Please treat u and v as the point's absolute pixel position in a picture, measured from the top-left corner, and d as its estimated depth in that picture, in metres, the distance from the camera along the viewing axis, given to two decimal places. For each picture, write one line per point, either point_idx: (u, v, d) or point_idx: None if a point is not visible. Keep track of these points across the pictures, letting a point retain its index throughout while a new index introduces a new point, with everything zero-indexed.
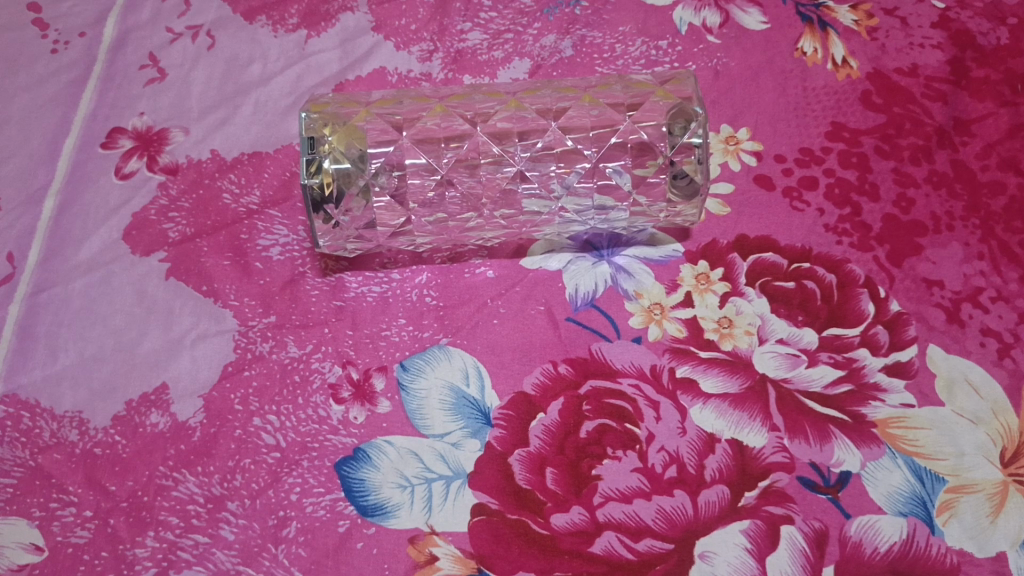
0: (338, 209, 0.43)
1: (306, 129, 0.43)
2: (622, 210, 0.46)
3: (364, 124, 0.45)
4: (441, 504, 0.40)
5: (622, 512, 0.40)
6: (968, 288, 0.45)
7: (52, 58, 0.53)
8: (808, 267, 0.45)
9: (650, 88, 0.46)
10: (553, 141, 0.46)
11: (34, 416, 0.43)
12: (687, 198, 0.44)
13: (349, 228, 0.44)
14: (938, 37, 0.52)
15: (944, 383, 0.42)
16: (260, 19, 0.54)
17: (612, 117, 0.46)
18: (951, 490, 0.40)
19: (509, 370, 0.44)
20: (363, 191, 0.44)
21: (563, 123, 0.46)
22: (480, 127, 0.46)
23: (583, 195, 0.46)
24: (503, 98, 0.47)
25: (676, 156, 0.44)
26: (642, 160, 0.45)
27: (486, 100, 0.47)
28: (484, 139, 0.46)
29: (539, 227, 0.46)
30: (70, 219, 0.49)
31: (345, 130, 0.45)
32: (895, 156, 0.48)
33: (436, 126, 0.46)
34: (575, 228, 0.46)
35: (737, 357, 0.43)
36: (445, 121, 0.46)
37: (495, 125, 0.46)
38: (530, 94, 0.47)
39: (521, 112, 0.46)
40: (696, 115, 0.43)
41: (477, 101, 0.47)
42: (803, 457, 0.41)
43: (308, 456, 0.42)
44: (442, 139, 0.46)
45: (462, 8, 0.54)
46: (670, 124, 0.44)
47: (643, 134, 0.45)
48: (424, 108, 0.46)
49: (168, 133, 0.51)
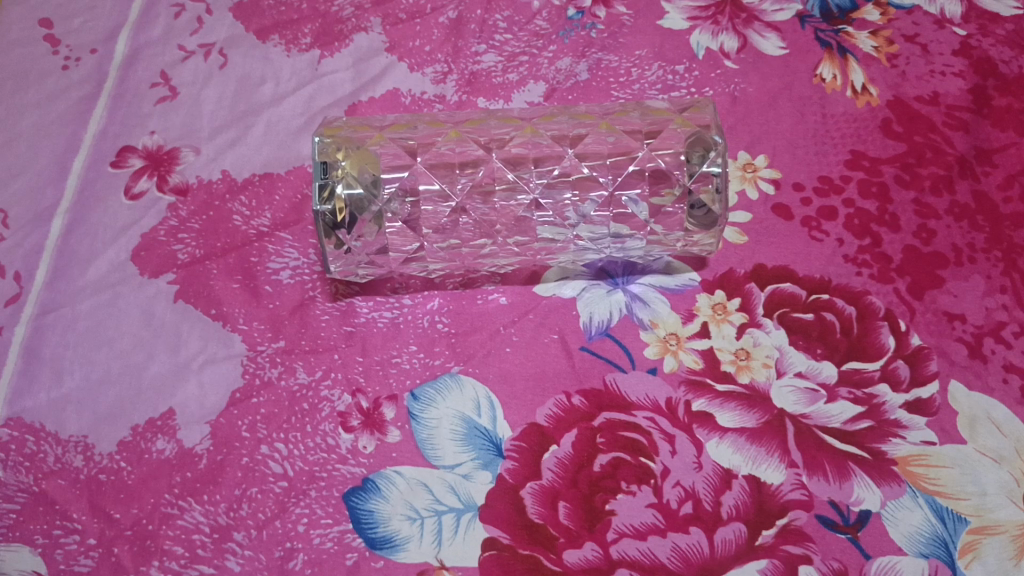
0: (351, 233, 0.43)
1: (320, 155, 0.43)
2: (637, 237, 0.45)
3: (377, 147, 0.45)
4: (451, 537, 0.40)
5: (636, 549, 0.39)
6: (991, 322, 0.44)
7: (63, 75, 0.53)
8: (827, 298, 0.44)
9: (671, 117, 0.45)
10: (569, 167, 0.45)
11: (38, 441, 0.43)
12: (708, 230, 0.43)
13: (359, 252, 0.44)
14: (959, 64, 0.51)
15: (966, 420, 0.41)
16: (272, 38, 0.53)
17: (630, 144, 0.45)
18: (972, 532, 0.39)
19: (521, 400, 0.43)
20: (377, 221, 0.44)
21: (580, 148, 0.45)
22: (497, 153, 0.45)
23: (600, 223, 0.45)
24: (518, 123, 0.46)
25: (698, 185, 0.43)
26: (660, 188, 0.45)
27: (502, 125, 0.46)
28: (501, 164, 0.45)
29: (552, 254, 0.45)
30: (78, 239, 0.48)
31: (358, 155, 0.44)
32: (916, 185, 0.47)
33: (450, 152, 0.45)
34: (588, 254, 0.45)
35: (755, 391, 0.42)
36: (459, 145, 0.46)
37: (512, 150, 0.45)
38: (546, 120, 0.47)
39: (537, 137, 0.46)
40: (715, 146, 0.43)
41: (493, 125, 0.46)
42: (822, 495, 0.40)
43: (316, 486, 0.41)
44: (456, 164, 0.45)
45: (476, 30, 0.53)
46: (689, 155, 0.44)
47: (662, 163, 0.44)
48: (439, 133, 0.46)
49: (179, 153, 0.50)
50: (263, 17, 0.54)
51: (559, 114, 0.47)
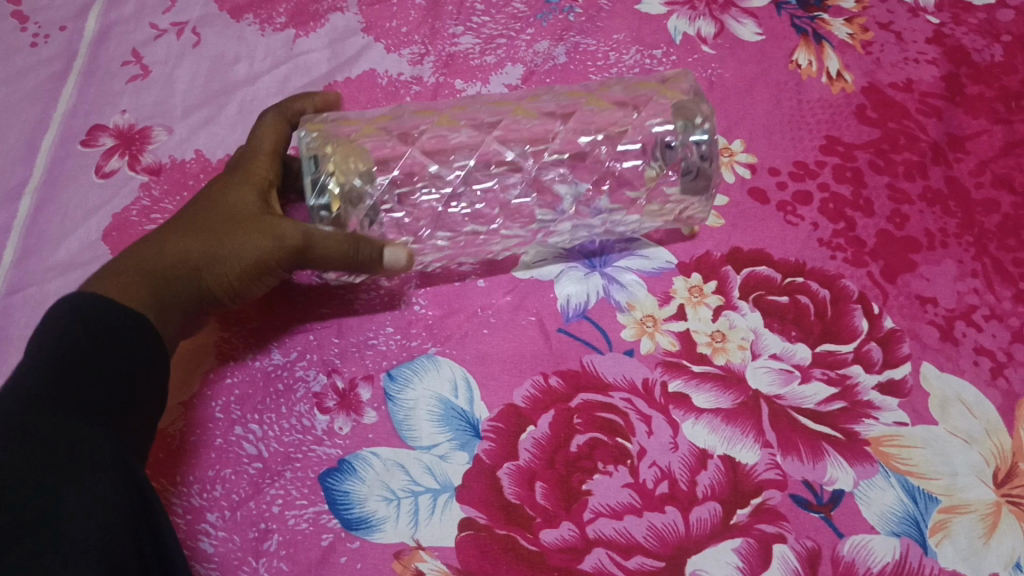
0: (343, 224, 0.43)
1: (316, 153, 0.43)
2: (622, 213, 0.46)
3: (370, 138, 0.45)
4: (427, 517, 0.39)
5: (612, 529, 0.39)
6: (962, 306, 0.44)
7: (32, 52, 0.52)
8: (801, 281, 0.45)
9: (654, 91, 0.46)
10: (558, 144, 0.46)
11: None
12: (703, 196, 0.45)
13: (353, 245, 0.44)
14: (932, 52, 0.52)
15: (938, 402, 0.42)
16: (247, 18, 0.53)
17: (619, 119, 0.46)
18: (944, 511, 0.39)
19: (498, 381, 0.43)
20: (370, 219, 0.44)
21: (568, 130, 0.46)
22: (493, 135, 0.46)
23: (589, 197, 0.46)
24: (507, 106, 0.47)
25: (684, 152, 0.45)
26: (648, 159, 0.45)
27: (490, 109, 0.47)
28: (493, 147, 0.46)
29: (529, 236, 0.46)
30: (47, 218, 0.47)
31: (347, 146, 0.44)
32: (890, 171, 0.48)
33: (448, 137, 0.46)
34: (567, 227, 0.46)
35: (730, 371, 0.43)
36: (455, 129, 0.46)
37: (504, 131, 0.46)
38: (528, 104, 0.47)
39: (526, 118, 0.46)
40: (697, 116, 0.45)
41: (481, 109, 0.47)
42: (796, 475, 0.40)
43: (291, 467, 0.41)
44: (451, 150, 0.46)
45: (454, 12, 0.53)
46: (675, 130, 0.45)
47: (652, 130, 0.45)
48: (426, 121, 0.46)
49: (151, 131, 0.50)
50: None
51: (544, 95, 0.48)
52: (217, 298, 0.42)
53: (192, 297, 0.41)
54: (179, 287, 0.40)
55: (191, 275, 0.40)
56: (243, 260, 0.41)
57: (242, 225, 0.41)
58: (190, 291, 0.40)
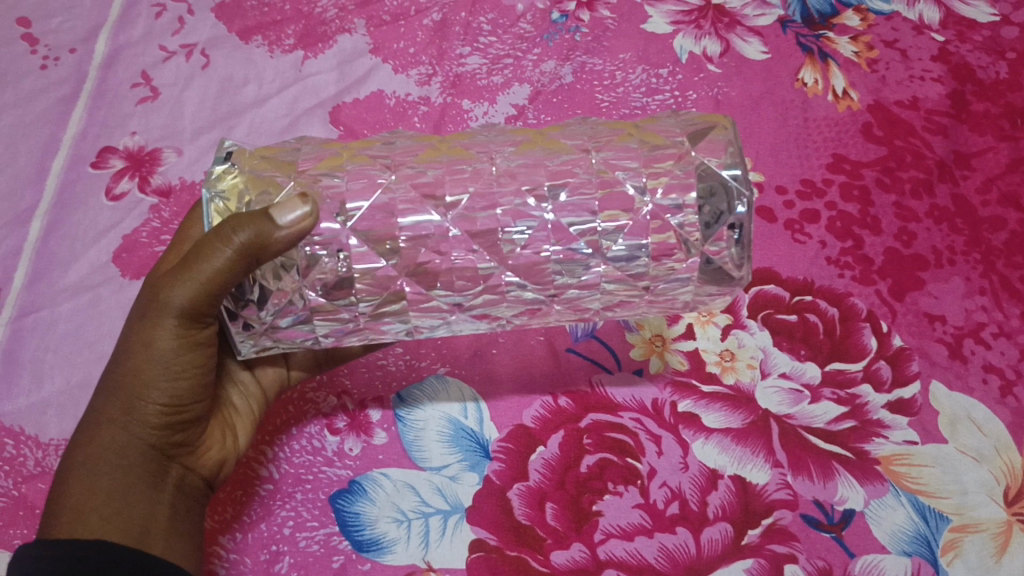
0: (275, 304, 0.34)
1: (212, 190, 0.33)
2: (590, 280, 0.34)
3: (273, 170, 0.34)
4: (438, 539, 0.40)
5: (623, 550, 0.39)
6: (970, 323, 0.44)
7: (41, 75, 0.52)
8: (810, 300, 0.45)
9: (632, 137, 0.35)
10: (493, 194, 0.34)
11: (18, 444, 0.43)
12: (737, 241, 0.33)
13: (295, 336, 0.35)
14: (938, 70, 0.52)
15: (947, 420, 0.42)
16: (256, 39, 0.53)
17: (576, 160, 0.34)
18: (954, 530, 0.39)
19: (508, 402, 0.43)
20: (324, 289, 0.34)
21: (504, 171, 0.34)
22: (392, 174, 0.34)
23: (538, 245, 0.34)
24: (426, 148, 0.36)
25: (683, 202, 0.33)
26: (611, 204, 0.33)
27: (411, 145, 0.37)
28: (410, 195, 0.34)
29: (495, 314, 0.36)
30: (57, 240, 0.48)
31: (251, 176, 0.34)
32: (897, 189, 0.48)
33: (336, 182, 0.34)
34: (528, 293, 0.35)
35: (739, 391, 0.43)
36: (350, 169, 0.34)
37: (403, 174, 0.34)
38: (459, 153, 0.35)
39: (436, 161, 0.35)
40: (685, 152, 0.33)
41: (400, 145, 0.36)
42: (806, 495, 0.40)
43: (301, 489, 0.41)
44: (339, 192, 0.34)
45: (461, 32, 0.53)
46: (651, 169, 0.33)
47: (630, 186, 0.33)
48: (330, 155, 0.36)
49: (161, 153, 0.50)
50: (246, 18, 0.54)
51: (487, 134, 0.38)
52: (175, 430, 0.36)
53: (144, 452, 0.36)
54: (122, 462, 0.35)
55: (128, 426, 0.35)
56: (156, 372, 0.35)
57: (139, 363, 0.35)
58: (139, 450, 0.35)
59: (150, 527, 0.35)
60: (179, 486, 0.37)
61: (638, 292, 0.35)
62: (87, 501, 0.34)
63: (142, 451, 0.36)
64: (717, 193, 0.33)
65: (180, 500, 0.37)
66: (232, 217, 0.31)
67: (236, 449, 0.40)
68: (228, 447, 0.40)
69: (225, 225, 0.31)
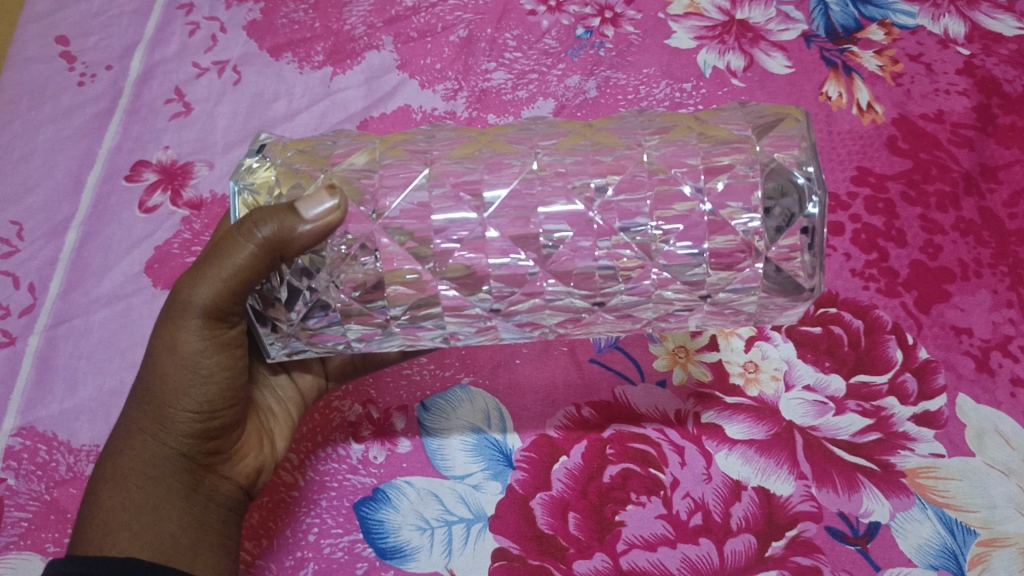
0: (303, 304, 0.35)
1: (241, 182, 0.34)
2: (641, 288, 0.34)
3: (307, 163, 0.35)
4: (462, 546, 0.40)
5: (646, 560, 0.39)
6: (997, 336, 0.44)
7: (78, 91, 0.54)
8: (834, 312, 0.45)
9: (690, 131, 0.34)
10: (538, 192, 0.34)
11: (51, 450, 0.44)
12: (810, 247, 0.32)
13: (328, 340, 0.36)
14: (963, 83, 0.51)
15: (974, 433, 0.42)
16: (286, 56, 0.54)
17: (629, 156, 0.34)
18: (982, 544, 0.39)
19: (531, 413, 0.43)
20: (359, 292, 0.35)
21: (550, 166, 0.34)
22: (428, 170, 0.34)
23: (585, 252, 0.34)
24: (464, 141, 0.36)
25: (750, 205, 0.33)
26: (664, 204, 0.33)
27: (449, 138, 0.37)
28: (448, 194, 0.34)
29: (540, 323, 0.36)
30: (91, 251, 0.49)
31: (284, 169, 0.35)
32: (922, 203, 0.48)
33: (374, 178, 0.34)
34: (577, 300, 0.35)
35: (763, 403, 0.43)
36: (388, 164, 0.35)
37: (441, 171, 0.34)
38: (499, 147, 0.35)
39: (477, 158, 0.35)
40: (751, 147, 0.33)
41: (438, 139, 0.37)
42: (831, 507, 0.40)
43: (326, 496, 0.42)
44: (377, 187, 0.34)
45: (487, 48, 0.54)
46: (710, 165, 0.33)
47: (687, 186, 0.33)
48: (365, 147, 0.36)
49: (193, 167, 0.51)
50: (277, 35, 0.55)
51: (526, 127, 0.37)
52: (205, 438, 0.37)
53: (177, 465, 0.36)
54: (152, 473, 0.36)
55: (157, 437, 0.36)
56: (185, 382, 0.35)
57: (165, 369, 0.35)
58: (169, 459, 0.36)
59: (181, 546, 0.35)
60: (211, 494, 0.38)
61: (698, 302, 0.35)
62: (117, 514, 0.34)
63: (172, 460, 0.36)
64: (787, 192, 0.32)
65: (214, 508, 0.38)
66: (255, 212, 0.31)
67: (271, 455, 0.41)
68: (263, 453, 0.40)
69: (248, 220, 0.31)
